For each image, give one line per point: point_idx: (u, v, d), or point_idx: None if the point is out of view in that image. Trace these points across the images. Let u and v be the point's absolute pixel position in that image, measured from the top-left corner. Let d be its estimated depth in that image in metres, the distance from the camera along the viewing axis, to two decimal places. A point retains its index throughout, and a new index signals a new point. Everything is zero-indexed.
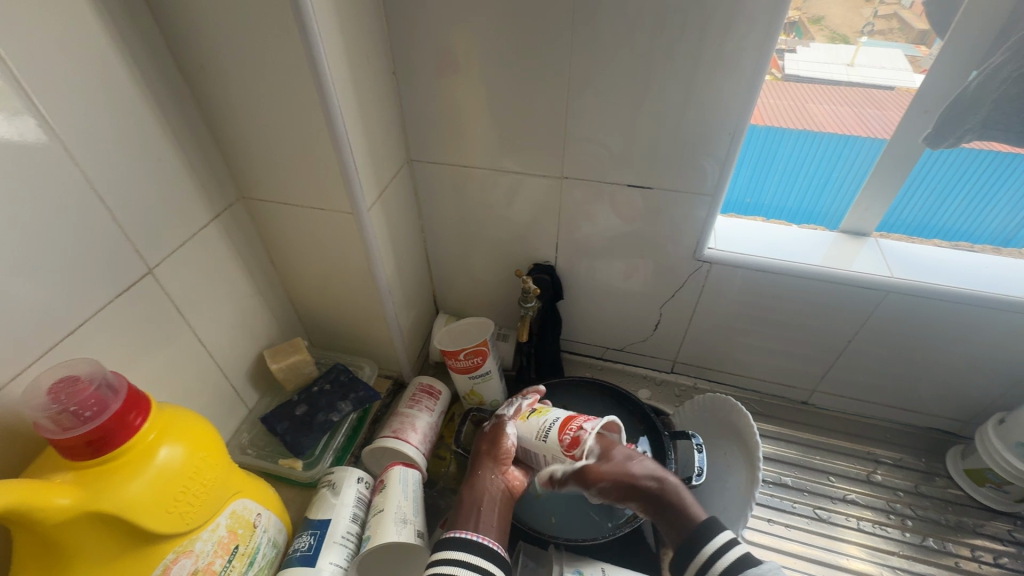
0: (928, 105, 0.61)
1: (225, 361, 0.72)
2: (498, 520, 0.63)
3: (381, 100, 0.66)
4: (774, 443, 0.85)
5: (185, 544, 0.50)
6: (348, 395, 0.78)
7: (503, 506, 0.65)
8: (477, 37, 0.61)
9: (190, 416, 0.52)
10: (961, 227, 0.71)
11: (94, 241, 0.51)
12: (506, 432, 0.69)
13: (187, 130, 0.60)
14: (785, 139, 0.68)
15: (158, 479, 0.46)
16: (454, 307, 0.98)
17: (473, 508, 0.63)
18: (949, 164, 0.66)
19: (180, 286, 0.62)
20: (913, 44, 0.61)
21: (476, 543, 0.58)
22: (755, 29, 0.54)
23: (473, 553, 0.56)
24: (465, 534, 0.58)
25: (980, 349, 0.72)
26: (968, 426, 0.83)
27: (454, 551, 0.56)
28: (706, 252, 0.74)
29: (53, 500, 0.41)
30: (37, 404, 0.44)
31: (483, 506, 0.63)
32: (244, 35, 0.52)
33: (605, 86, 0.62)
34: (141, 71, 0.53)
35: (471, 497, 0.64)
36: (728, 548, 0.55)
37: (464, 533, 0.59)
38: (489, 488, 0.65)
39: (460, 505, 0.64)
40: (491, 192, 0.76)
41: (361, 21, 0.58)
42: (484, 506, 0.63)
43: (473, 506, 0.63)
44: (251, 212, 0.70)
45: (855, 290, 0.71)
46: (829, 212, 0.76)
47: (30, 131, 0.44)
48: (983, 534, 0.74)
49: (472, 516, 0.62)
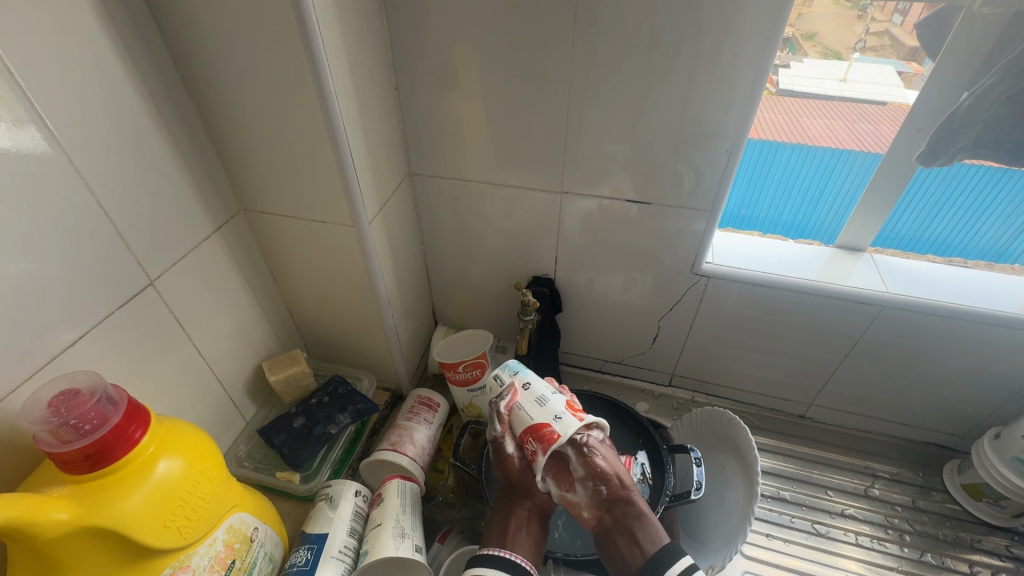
0: (920, 124, 0.63)
1: (224, 372, 0.71)
2: (531, 538, 0.61)
3: (383, 114, 0.66)
4: (772, 457, 0.85)
5: (183, 559, 0.49)
6: (347, 407, 0.78)
7: (540, 523, 0.63)
8: (478, 53, 0.62)
9: (189, 428, 0.52)
10: (954, 242, 0.72)
11: (95, 251, 0.51)
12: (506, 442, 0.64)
13: (191, 142, 0.60)
14: (779, 155, 0.70)
15: (157, 492, 0.46)
16: (453, 319, 0.98)
17: (505, 525, 0.61)
18: (939, 181, 0.68)
19: (181, 298, 0.62)
20: (904, 61, 0.62)
21: (511, 562, 0.56)
22: (751, 48, 0.55)
23: (501, 570, 0.55)
24: (499, 553, 0.57)
25: (976, 363, 0.73)
26: (964, 440, 0.83)
27: (486, 570, 0.55)
28: (704, 266, 0.75)
29: (52, 514, 0.41)
30: (36, 417, 0.43)
31: (518, 521, 0.62)
32: (249, 49, 0.53)
33: (604, 103, 0.63)
34: (145, 83, 0.53)
35: (502, 510, 0.63)
36: (690, 574, 0.53)
37: (497, 550, 0.57)
38: (521, 502, 0.63)
39: (493, 523, 0.62)
40: (491, 205, 0.77)
41: (364, 37, 0.59)
42: (517, 521, 0.62)
43: (507, 522, 0.62)
44: (252, 223, 0.71)
45: (852, 305, 0.72)
46: (824, 227, 0.77)
47: (33, 140, 0.44)
48: (980, 549, 0.74)
49: (505, 534, 0.61)
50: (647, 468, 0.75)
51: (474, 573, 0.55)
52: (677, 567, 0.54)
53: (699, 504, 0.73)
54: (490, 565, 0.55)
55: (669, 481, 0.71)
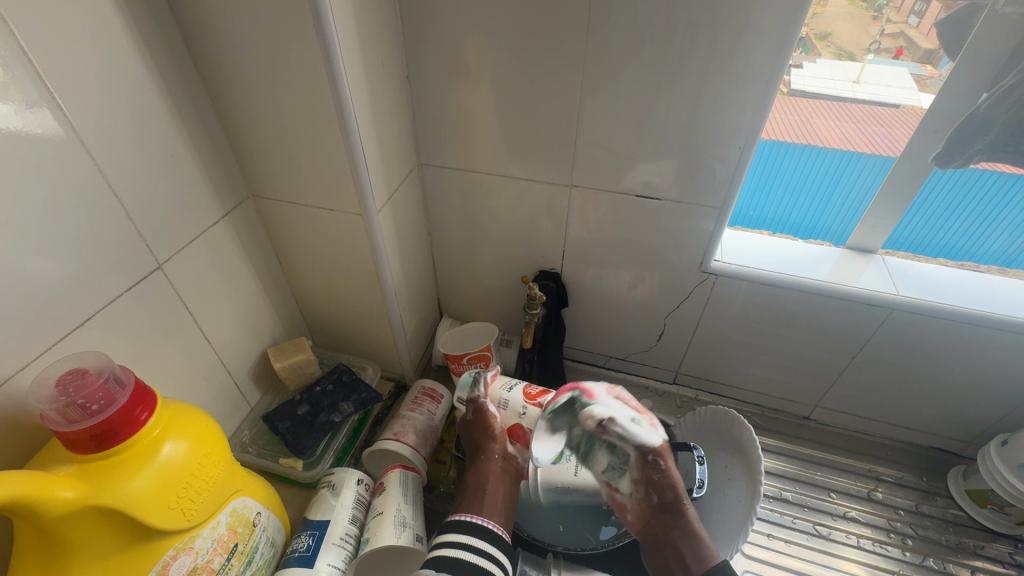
0: (938, 124, 0.61)
1: (230, 358, 0.72)
2: (502, 502, 0.65)
3: (393, 102, 0.66)
4: (775, 458, 0.84)
5: (186, 541, 0.50)
6: (351, 396, 0.78)
7: (508, 487, 0.67)
8: (490, 44, 0.62)
9: (195, 412, 0.52)
10: (965, 246, 0.72)
11: (105, 234, 0.51)
12: (489, 413, 0.71)
13: (203, 129, 0.60)
14: (791, 153, 0.69)
15: (162, 474, 0.46)
16: (458, 311, 0.98)
17: (479, 491, 0.65)
18: (952, 185, 0.67)
19: (189, 282, 0.62)
20: (918, 63, 0.61)
21: (482, 526, 0.60)
22: (770, 44, 0.54)
23: (474, 535, 0.58)
24: (469, 518, 0.60)
25: (986, 368, 0.72)
26: (969, 446, 0.83)
27: (457, 535, 0.58)
28: (712, 264, 0.74)
29: (58, 493, 0.41)
30: (44, 396, 0.44)
31: (489, 487, 0.65)
32: (262, 34, 0.53)
33: (615, 98, 0.62)
34: (157, 66, 0.53)
35: (477, 478, 0.67)
36: None
37: (467, 516, 0.61)
38: (491, 470, 0.67)
39: (467, 489, 0.66)
40: (499, 198, 0.77)
41: (377, 25, 0.59)
42: (490, 488, 0.65)
43: (479, 488, 0.65)
44: (261, 210, 0.71)
45: (860, 307, 0.71)
46: (832, 228, 0.76)
47: (45, 121, 0.44)
48: (983, 556, 0.74)
49: (479, 499, 0.64)
50: None
51: (445, 537, 0.59)
52: None
53: (700, 503, 0.73)
54: (461, 531, 0.59)
55: None
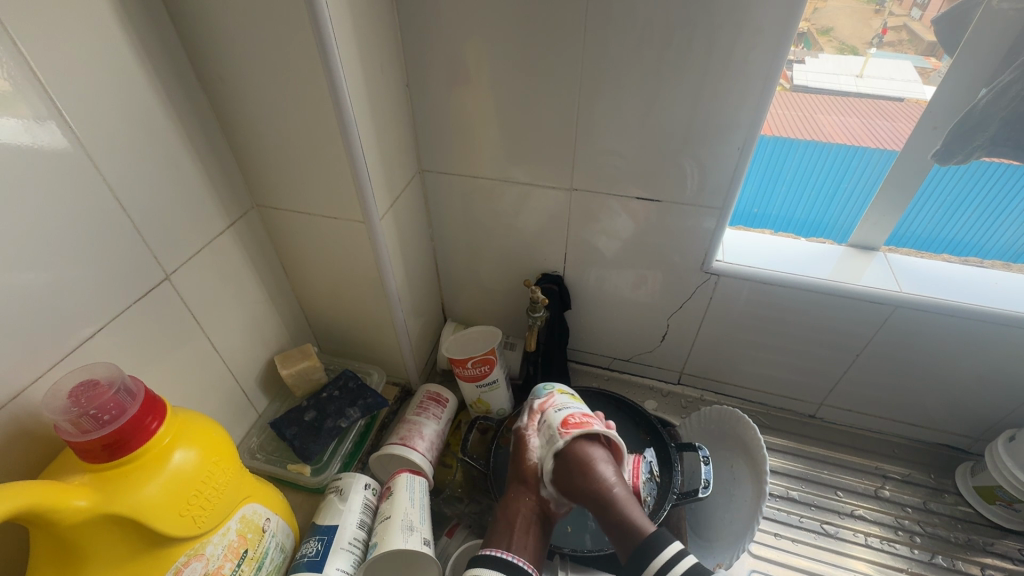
0: (937, 120, 0.62)
1: (237, 366, 0.73)
2: (532, 540, 0.62)
3: (393, 110, 0.67)
4: (782, 457, 0.84)
5: (197, 547, 0.50)
6: (357, 401, 0.79)
7: (539, 526, 0.63)
8: (488, 49, 0.62)
9: (204, 420, 0.53)
10: (971, 241, 0.71)
11: (114, 245, 0.52)
12: (529, 444, 0.67)
13: (206, 140, 0.61)
14: (793, 151, 0.69)
15: (172, 482, 0.47)
16: (462, 315, 0.98)
17: (506, 528, 0.62)
18: (957, 178, 0.66)
19: (195, 291, 0.63)
20: (922, 56, 0.62)
21: (511, 568, 0.57)
22: (766, 43, 0.55)
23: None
24: (497, 554, 0.58)
25: (993, 364, 0.72)
26: (976, 442, 0.83)
27: (481, 570, 0.56)
28: (714, 264, 0.74)
29: (71, 501, 0.42)
30: (57, 407, 0.45)
31: (518, 526, 0.62)
32: (263, 46, 0.53)
33: (614, 100, 0.63)
34: (161, 78, 0.54)
35: (506, 514, 0.63)
36: (677, 560, 0.52)
37: (498, 552, 0.58)
38: (521, 509, 0.63)
39: (494, 524, 0.63)
40: (501, 202, 0.77)
41: (376, 34, 0.59)
42: (518, 527, 0.62)
43: (508, 524, 0.62)
44: (265, 220, 0.72)
45: (864, 304, 0.71)
46: (836, 224, 0.76)
47: (54, 136, 0.45)
48: (993, 552, 0.73)
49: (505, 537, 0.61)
50: (655, 466, 0.74)
51: (471, 573, 0.57)
52: (660, 558, 0.53)
53: (707, 502, 0.73)
54: (485, 565, 0.57)
55: (677, 479, 0.71)
